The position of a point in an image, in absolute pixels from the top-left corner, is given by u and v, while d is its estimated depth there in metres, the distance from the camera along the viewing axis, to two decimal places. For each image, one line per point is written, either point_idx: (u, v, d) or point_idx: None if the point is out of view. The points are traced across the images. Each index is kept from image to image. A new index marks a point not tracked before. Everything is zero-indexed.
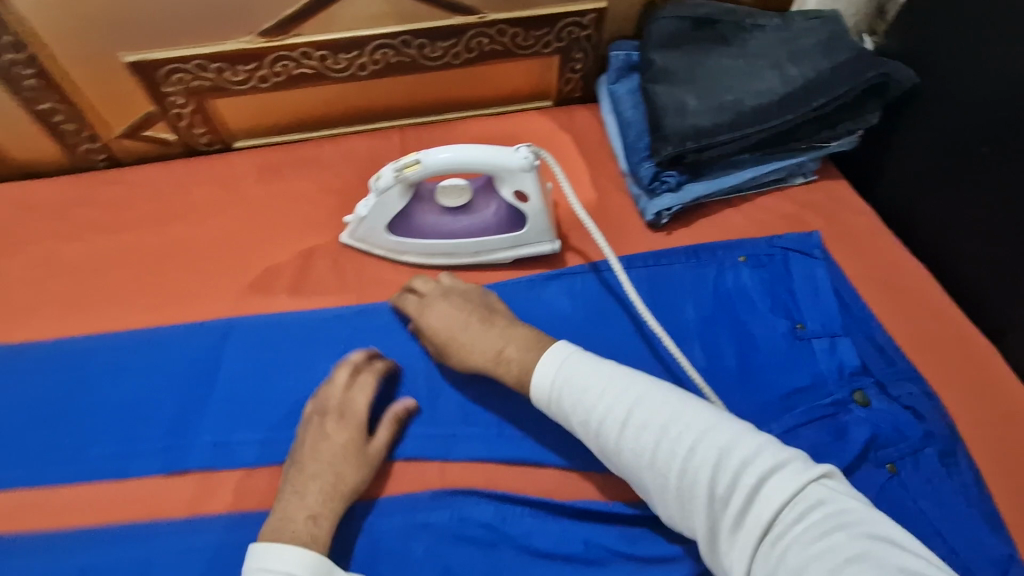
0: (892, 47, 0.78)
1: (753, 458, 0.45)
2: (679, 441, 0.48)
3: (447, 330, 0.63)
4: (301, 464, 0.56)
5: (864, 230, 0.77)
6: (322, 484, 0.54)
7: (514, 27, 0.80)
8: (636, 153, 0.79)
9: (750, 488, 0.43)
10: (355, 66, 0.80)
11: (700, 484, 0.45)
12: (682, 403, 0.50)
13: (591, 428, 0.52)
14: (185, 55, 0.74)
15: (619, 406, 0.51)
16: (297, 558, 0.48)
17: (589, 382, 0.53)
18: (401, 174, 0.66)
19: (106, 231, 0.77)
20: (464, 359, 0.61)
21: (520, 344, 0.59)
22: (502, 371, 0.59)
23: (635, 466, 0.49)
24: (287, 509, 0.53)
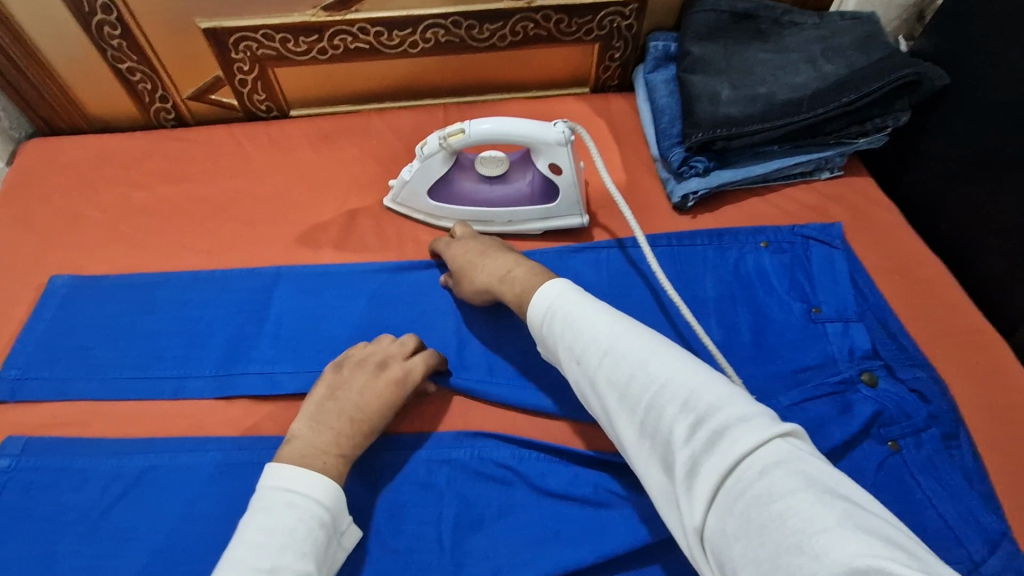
0: (926, 47, 0.80)
1: (720, 405, 0.43)
2: (649, 380, 0.47)
3: (467, 258, 0.69)
4: (343, 403, 0.59)
5: (886, 224, 0.79)
6: (356, 430, 0.58)
7: (558, 14, 0.85)
8: (666, 139, 0.83)
9: (711, 433, 0.42)
10: (407, 43, 0.85)
11: (663, 423, 0.45)
12: (663, 345, 0.49)
13: (572, 359, 0.53)
14: (254, 24, 0.80)
15: (599, 341, 0.51)
16: (322, 486, 0.52)
17: (577, 316, 0.54)
18: (446, 141, 0.72)
19: (172, 183, 0.84)
20: (474, 280, 0.67)
21: (525, 268, 0.64)
22: (504, 289, 0.63)
23: (607, 399, 0.49)
24: (320, 440, 0.56)
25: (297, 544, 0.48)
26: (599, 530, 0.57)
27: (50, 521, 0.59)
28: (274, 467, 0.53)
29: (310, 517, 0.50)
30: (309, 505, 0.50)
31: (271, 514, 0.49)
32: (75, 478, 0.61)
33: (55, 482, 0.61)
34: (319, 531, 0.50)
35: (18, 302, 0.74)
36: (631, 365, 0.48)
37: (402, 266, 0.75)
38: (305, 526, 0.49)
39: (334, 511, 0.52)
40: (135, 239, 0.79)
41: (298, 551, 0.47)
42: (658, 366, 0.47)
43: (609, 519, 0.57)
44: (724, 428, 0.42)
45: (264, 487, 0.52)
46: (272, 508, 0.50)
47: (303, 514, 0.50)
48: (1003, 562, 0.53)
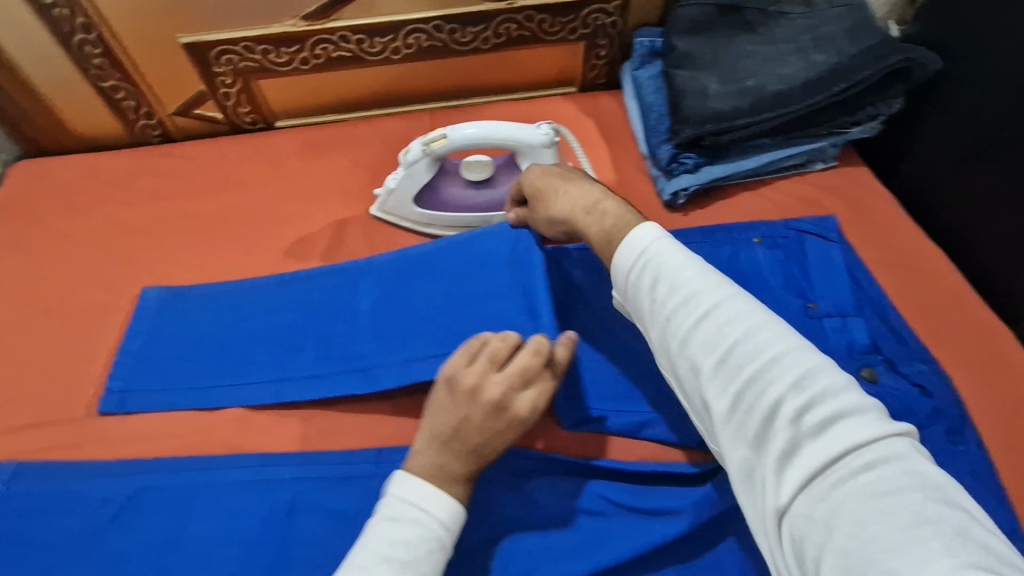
0: (917, 32, 0.78)
1: (839, 392, 0.40)
2: (758, 349, 0.43)
3: (551, 183, 0.63)
4: (461, 432, 0.52)
5: (885, 214, 0.78)
6: (475, 465, 0.52)
7: (541, 13, 0.84)
8: (655, 136, 0.82)
9: (825, 418, 0.39)
10: (389, 50, 0.84)
11: (766, 397, 0.41)
12: (773, 316, 0.45)
13: (659, 311, 0.48)
14: (234, 37, 0.80)
15: (701, 298, 0.46)
16: (448, 508, 0.50)
17: (677, 268, 0.49)
18: (429, 147, 0.71)
19: (160, 200, 0.84)
20: (554, 208, 0.62)
21: (616, 201, 0.58)
22: (589, 220, 0.58)
23: (694, 361, 0.45)
24: (446, 470, 0.52)
25: (417, 564, 0.47)
26: (597, 542, 0.56)
27: (42, 547, 0.58)
28: (404, 491, 0.50)
29: (432, 537, 0.49)
30: (433, 525, 0.49)
31: (398, 524, 0.49)
32: (67, 502, 0.60)
33: (45, 506, 0.60)
34: (438, 554, 0.48)
35: (9, 325, 0.73)
36: (737, 330, 0.44)
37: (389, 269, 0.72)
38: (428, 546, 0.48)
39: (451, 535, 0.50)
40: (123, 258, 0.79)
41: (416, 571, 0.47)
42: (771, 338, 0.43)
43: (607, 530, 0.56)
44: (840, 417, 0.39)
45: (392, 496, 0.50)
46: (400, 518, 0.49)
47: (426, 532, 0.49)
48: None
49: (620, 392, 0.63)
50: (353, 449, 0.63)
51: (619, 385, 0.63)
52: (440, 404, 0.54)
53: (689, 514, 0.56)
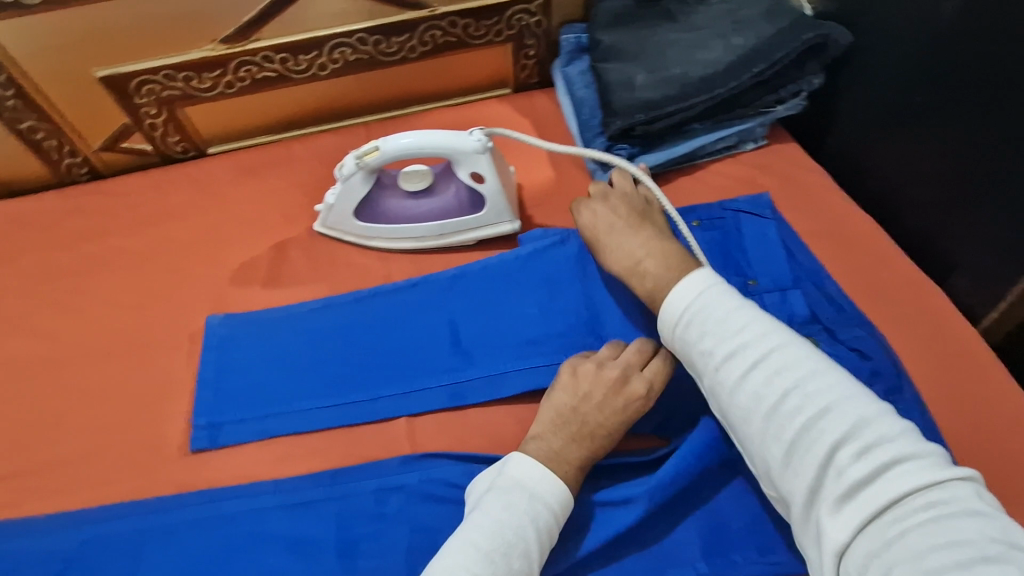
0: (829, 9, 0.80)
1: (891, 437, 0.45)
2: (810, 398, 0.48)
3: (599, 236, 0.67)
4: (581, 411, 0.57)
5: (815, 186, 0.80)
6: (588, 445, 0.55)
7: (464, 18, 0.84)
8: (589, 130, 0.83)
9: (879, 461, 0.44)
10: (315, 66, 0.84)
11: (821, 443, 0.46)
12: (824, 366, 0.50)
13: (710, 363, 0.53)
14: (153, 67, 0.79)
15: (751, 350, 0.51)
16: (560, 492, 0.53)
17: (723, 321, 0.53)
18: (361, 161, 0.70)
19: (91, 239, 0.81)
20: (602, 260, 0.66)
21: (657, 260, 0.61)
22: (635, 280, 0.63)
23: (749, 410, 0.51)
24: (561, 451, 0.55)
25: (530, 539, 0.50)
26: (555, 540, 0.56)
27: None
28: (525, 467, 0.53)
29: (544, 518, 0.51)
30: (546, 508, 0.52)
31: (516, 501, 0.51)
32: (11, 562, 0.58)
33: None
34: (547, 535, 0.51)
35: None
36: (789, 382, 0.49)
37: (331, 297, 0.73)
38: (541, 526, 0.51)
39: (560, 518, 0.53)
40: (56, 303, 0.76)
41: (529, 545, 0.50)
42: (821, 387, 0.48)
43: (564, 528, 0.57)
44: (893, 461, 0.44)
45: (512, 472, 0.53)
46: (518, 496, 0.52)
47: (539, 513, 0.51)
48: None
49: None
50: (307, 473, 0.62)
51: None
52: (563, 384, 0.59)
53: (642, 501, 0.56)
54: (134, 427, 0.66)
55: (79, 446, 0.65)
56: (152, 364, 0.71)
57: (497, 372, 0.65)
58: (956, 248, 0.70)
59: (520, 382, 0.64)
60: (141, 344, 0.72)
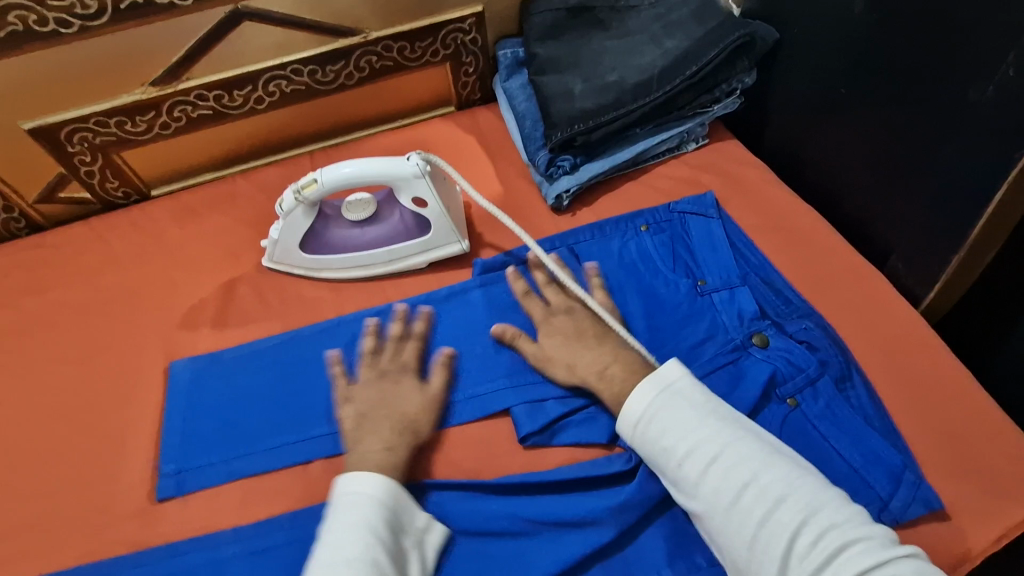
0: (752, 8, 0.82)
1: (841, 522, 0.48)
2: (764, 490, 0.51)
3: (558, 347, 0.65)
4: (365, 413, 0.62)
5: (757, 181, 0.81)
6: (398, 419, 0.61)
7: (398, 42, 0.84)
8: (532, 143, 0.83)
9: (834, 547, 0.47)
10: (251, 100, 0.83)
11: (780, 533, 0.49)
12: (774, 456, 0.53)
13: (671, 461, 0.55)
14: (82, 115, 0.77)
15: (706, 446, 0.54)
16: (374, 479, 0.56)
17: (676, 420, 0.56)
18: (301, 194, 0.70)
19: (32, 295, 0.79)
20: (567, 370, 0.64)
21: (623, 363, 0.62)
22: (602, 387, 0.61)
23: (710, 505, 0.52)
24: (363, 448, 0.59)
25: (363, 536, 0.52)
26: (520, 561, 0.56)
27: None
28: (339, 480, 0.57)
29: (370, 512, 0.54)
30: (367, 501, 0.55)
31: (339, 514, 0.54)
32: None
33: None
34: (382, 525, 0.54)
35: None
36: (743, 476, 0.52)
37: (282, 335, 0.72)
38: (368, 519, 0.54)
39: (391, 503, 0.55)
40: None
41: (365, 542, 0.52)
42: (774, 478, 0.51)
43: (529, 548, 0.57)
44: (846, 545, 0.47)
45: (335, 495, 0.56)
46: (339, 511, 0.55)
47: (362, 510, 0.54)
48: (908, 494, 0.55)
49: (534, 415, 0.63)
50: (266, 518, 0.61)
51: (536, 407, 0.64)
52: (354, 391, 0.64)
53: (610, 523, 0.57)
54: (86, 487, 0.65)
55: (28, 513, 0.63)
56: (100, 420, 0.69)
57: (458, 399, 0.65)
58: (892, 233, 0.71)
59: (482, 406, 0.65)
60: (90, 401, 0.70)
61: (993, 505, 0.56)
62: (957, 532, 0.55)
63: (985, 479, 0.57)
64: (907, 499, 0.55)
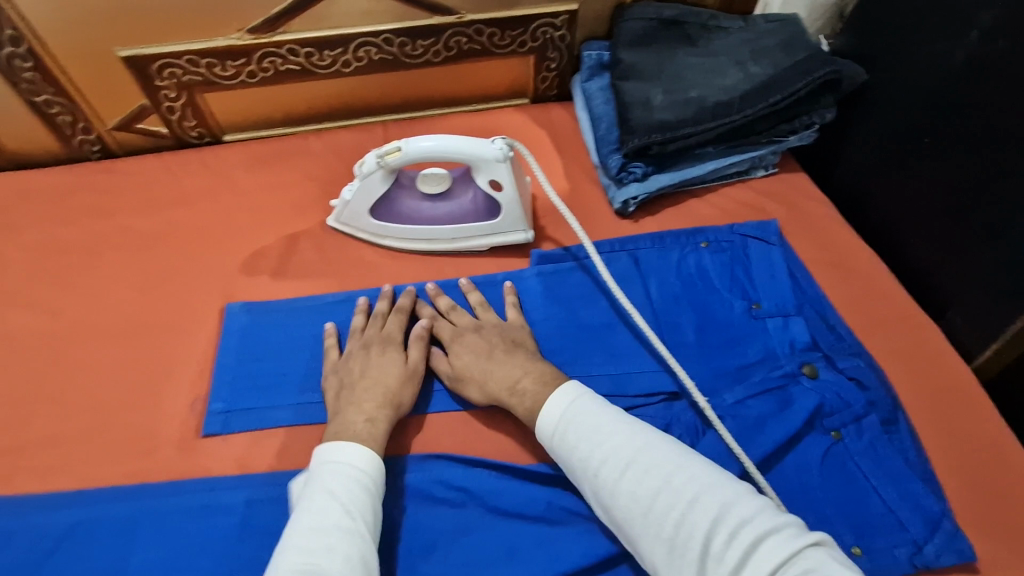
0: (845, 46, 0.83)
1: (752, 517, 0.47)
2: (676, 492, 0.51)
3: (468, 365, 0.65)
4: (352, 386, 0.63)
5: (820, 216, 0.82)
6: (381, 392, 0.62)
7: (490, 27, 0.85)
8: (605, 146, 0.84)
9: (748, 542, 0.46)
10: (339, 63, 0.85)
11: (694, 534, 0.48)
12: (682, 455, 0.54)
13: (587, 470, 0.55)
14: (177, 51, 0.79)
15: (618, 454, 0.54)
16: (357, 451, 0.56)
17: (588, 429, 0.57)
18: (383, 160, 0.71)
19: (99, 217, 0.81)
20: (482, 389, 0.64)
21: (532, 375, 0.62)
22: (515, 403, 0.62)
23: (629, 514, 0.52)
24: (346, 416, 0.60)
25: (343, 506, 0.52)
26: (552, 547, 0.57)
27: None
28: (319, 446, 0.57)
29: (351, 484, 0.54)
30: (348, 470, 0.54)
31: (319, 483, 0.54)
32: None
33: None
34: (360, 496, 0.53)
35: None
36: (657, 478, 0.52)
37: (339, 295, 0.73)
38: (348, 488, 0.53)
39: (373, 476, 0.55)
40: (58, 278, 0.75)
41: (344, 510, 0.51)
42: (687, 479, 0.51)
43: (563, 536, 0.58)
44: (759, 539, 0.46)
45: (316, 464, 0.56)
46: (321, 480, 0.54)
47: (343, 479, 0.54)
48: (942, 542, 0.56)
49: None
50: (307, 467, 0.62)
51: None
52: (342, 363, 0.65)
53: None
54: (133, 410, 0.66)
55: (74, 426, 0.65)
56: (153, 347, 0.70)
57: None
58: (951, 286, 0.72)
59: None
60: (145, 328, 0.72)
61: None
62: None
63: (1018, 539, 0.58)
64: (941, 546, 0.56)
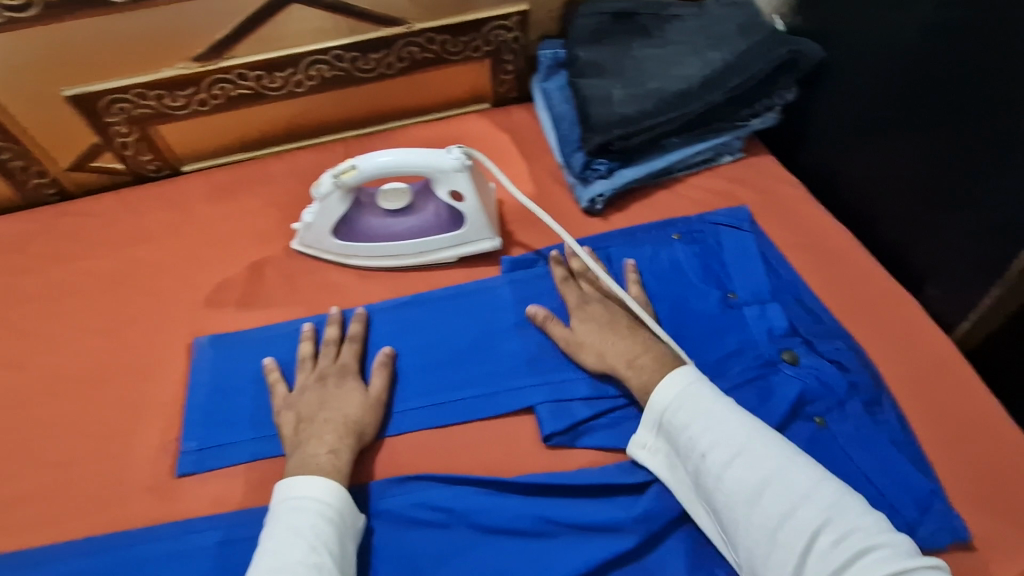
0: (800, 25, 0.82)
1: (861, 527, 0.48)
2: (785, 489, 0.51)
3: (590, 333, 0.66)
4: (311, 417, 0.61)
5: (791, 198, 0.81)
6: (342, 422, 0.60)
7: (441, 34, 0.84)
8: (568, 145, 0.83)
9: (855, 549, 0.46)
10: (291, 83, 0.83)
11: (800, 532, 0.48)
12: (795, 454, 0.53)
13: (695, 450, 0.55)
14: (123, 85, 0.77)
15: (729, 441, 0.54)
16: (321, 484, 0.54)
17: (702, 413, 0.56)
18: (339, 180, 0.69)
19: (59, 262, 0.79)
20: (600, 355, 0.64)
21: (653, 354, 0.63)
22: (630, 375, 0.62)
23: (729, 499, 0.52)
24: (307, 449, 0.58)
25: (308, 542, 0.50)
26: (538, 562, 0.56)
27: None
28: (280, 482, 0.55)
29: (315, 518, 0.52)
30: (311, 505, 0.53)
31: (281, 521, 0.52)
32: None
33: None
34: (325, 529, 0.52)
35: None
36: (766, 472, 0.52)
37: (309, 319, 0.72)
38: (311, 522, 0.52)
39: (337, 507, 0.54)
40: (21, 329, 0.74)
41: (309, 546, 0.50)
42: (796, 477, 0.51)
43: (550, 549, 0.56)
44: (866, 548, 0.46)
45: (278, 502, 0.54)
46: (283, 519, 0.53)
47: (305, 514, 0.52)
48: (935, 523, 0.55)
49: (563, 416, 0.63)
50: None
51: (568, 409, 0.63)
52: (294, 398, 0.63)
53: (633, 530, 0.57)
54: (105, 457, 0.64)
55: (45, 479, 0.63)
56: (121, 391, 0.69)
57: (486, 393, 0.65)
58: (927, 258, 0.71)
59: (514, 400, 0.65)
60: (112, 372, 0.70)
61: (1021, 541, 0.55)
62: (980, 563, 0.54)
63: (1013, 512, 0.57)
64: (933, 526, 0.55)
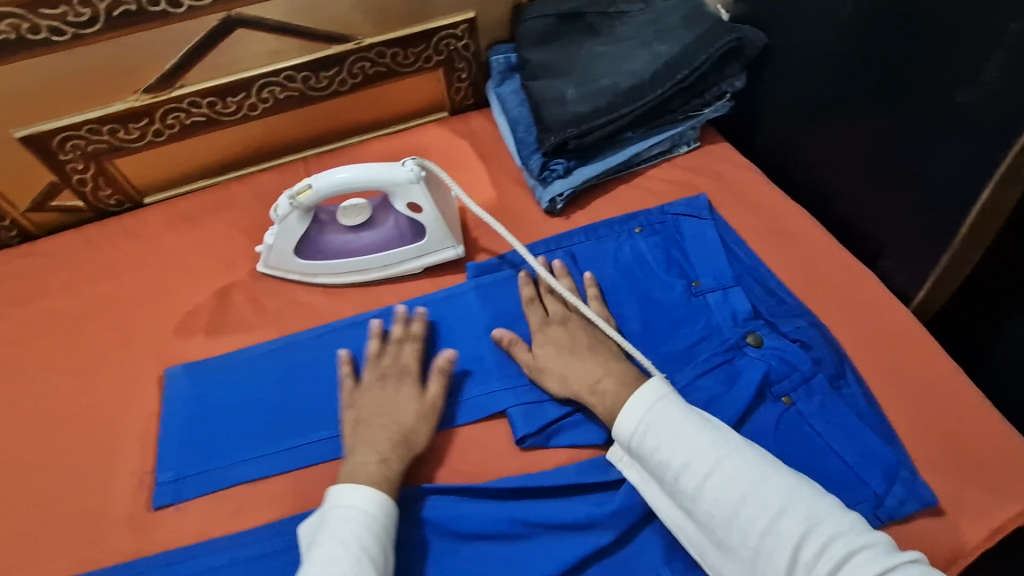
0: (743, 12, 0.83)
1: (842, 531, 0.48)
2: (762, 502, 0.51)
3: (550, 358, 0.64)
4: (367, 421, 0.61)
5: (748, 182, 0.82)
6: (396, 430, 0.60)
7: (391, 48, 0.85)
8: (525, 147, 0.84)
9: (840, 556, 0.47)
10: (245, 107, 0.83)
11: (783, 546, 0.49)
12: (766, 463, 0.53)
13: (668, 473, 0.55)
14: (75, 122, 0.77)
15: (702, 461, 0.54)
16: (369, 495, 0.55)
17: (670, 433, 0.56)
18: (295, 201, 0.70)
19: (24, 304, 0.78)
20: (562, 383, 0.63)
21: (615, 377, 0.62)
22: (594, 402, 0.61)
23: (710, 520, 0.52)
24: (359, 455, 0.59)
25: (353, 553, 0.51)
26: (516, 564, 0.56)
27: None
28: (331, 487, 0.57)
29: (362, 529, 0.53)
30: (358, 515, 0.54)
31: (330, 529, 0.53)
32: None
33: None
34: (371, 541, 0.52)
35: None
36: (741, 488, 0.52)
37: (276, 341, 0.72)
38: (356, 533, 0.52)
39: (384, 519, 0.54)
40: None
41: (354, 558, 0.51)
42: (771, 491, 0.51)
43: (527, 550, 0.57)
44: (851, 553, 0.47)
45: (326, 508, 0.55)
46: (332, 527, 0.53)
47: (353, 524, 0.53)
48: (903, 491, 0.56)
49: (534, 418, 0.63)
50: (264, 523, 0.60)
51: (538, 410, 0.64)
52: (356, 398, 0.64)
53: (607, 526, 0.57)
54: (81, 495, 0.64)
55: (21, 523, 0.63)
56: (94, 428, 0.68)
57: (457, 400, 0.66)
58: (881, 232, 0.72)
59: (486, 405, 0.65)
60: (83, 410, 0.70)
61: (988, 501, 0.56)
62: (950, 527, 0.55)
63: (979, 473, 0.58)
64: (902, 495, 0.56)
